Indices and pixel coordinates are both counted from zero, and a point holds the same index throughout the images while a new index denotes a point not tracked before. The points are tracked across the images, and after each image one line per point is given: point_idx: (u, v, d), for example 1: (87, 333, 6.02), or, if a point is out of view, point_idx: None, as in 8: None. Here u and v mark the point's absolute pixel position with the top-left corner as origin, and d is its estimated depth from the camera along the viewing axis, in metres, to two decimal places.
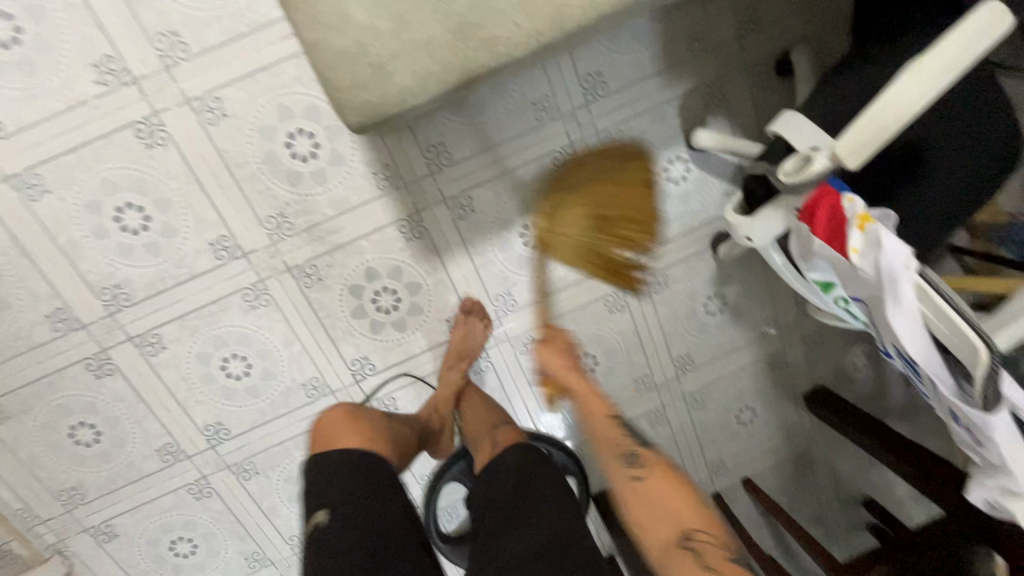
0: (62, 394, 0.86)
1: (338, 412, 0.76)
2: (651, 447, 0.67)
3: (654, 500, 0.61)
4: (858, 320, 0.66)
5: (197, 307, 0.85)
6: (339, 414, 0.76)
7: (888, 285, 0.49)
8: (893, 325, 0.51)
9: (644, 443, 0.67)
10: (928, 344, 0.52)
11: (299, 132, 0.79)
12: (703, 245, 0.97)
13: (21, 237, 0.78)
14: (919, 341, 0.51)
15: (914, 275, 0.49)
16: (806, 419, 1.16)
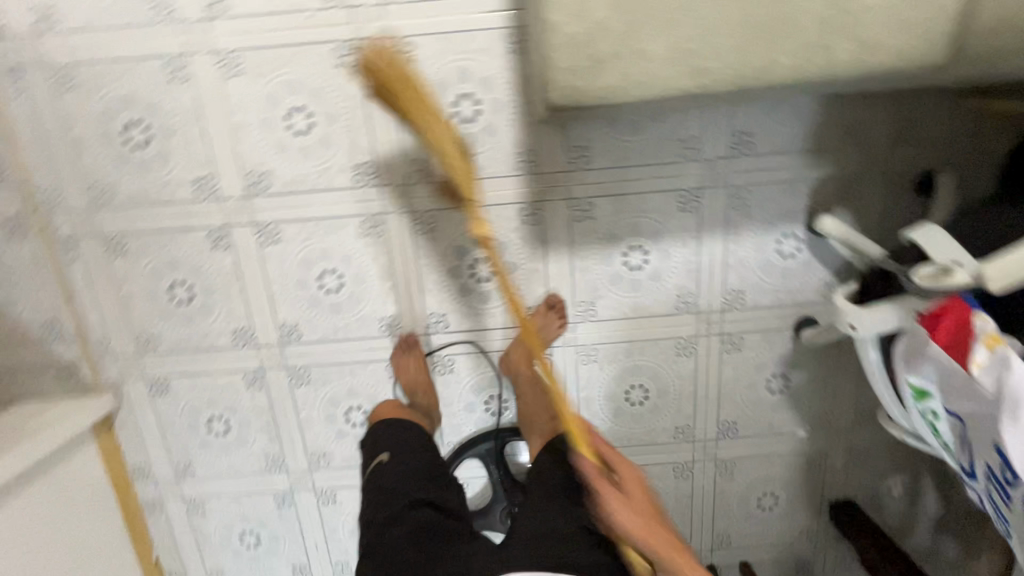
0: (177, 251, 0.94)
1: (388, 405, 0.99)
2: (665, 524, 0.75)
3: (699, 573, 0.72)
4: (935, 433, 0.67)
5: (321, 217, 0.92)
6: (389, 407, 0.98)
7: (1008, 402, 0.51)
8: (1003, 442, 0.52)
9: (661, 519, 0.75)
10: None
11: (467, 96, 0.86)
12: (787, 324, 0.98)
13: (204, 105, 0.86)
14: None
15: None
16: (824, 527, 1.14)
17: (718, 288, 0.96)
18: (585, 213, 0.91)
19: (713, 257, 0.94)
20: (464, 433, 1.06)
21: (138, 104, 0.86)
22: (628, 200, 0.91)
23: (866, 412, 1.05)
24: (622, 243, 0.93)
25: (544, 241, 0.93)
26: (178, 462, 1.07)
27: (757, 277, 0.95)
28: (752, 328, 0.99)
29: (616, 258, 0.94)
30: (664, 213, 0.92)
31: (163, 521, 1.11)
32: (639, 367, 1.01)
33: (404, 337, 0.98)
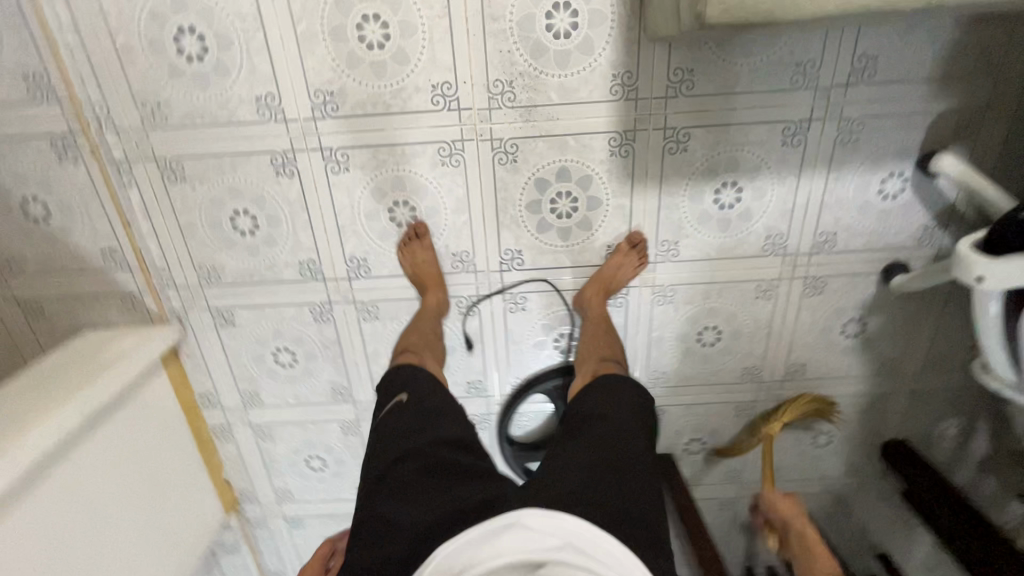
0: (239, 178, 0.87)
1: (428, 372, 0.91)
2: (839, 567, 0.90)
3: None
4: None
5: (394, 143, 0.85)
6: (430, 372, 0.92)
7: None
8: None
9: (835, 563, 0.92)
10: None
11: (563, 6, 0.76)
12: (876, 269, 0.95)
13: (264, 10, 0.76)
14: None
15: None
16: (872, 465, 1.18)
17: (809, 229, 0.91)
18: (680, 146, 0.85)
19: (810, 197, 0.89)
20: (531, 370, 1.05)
21: (190, 7, 0.76)
22: (728, 133, 0.84)
23: (937, 359, 1.03)
24: (716, 179, 0.87)
25: (632, 176, 0.87)
26: (246, 391, 1.08)
27: (854, 219, 0.90)
28: (838, 271, 0.95)
29: (707, 196, 0.89)
30: (766, 147, 0.85)
31: (233, 444, 1.14)
32: (715, 309, 0.98)
33: (411, 225, 0.91)
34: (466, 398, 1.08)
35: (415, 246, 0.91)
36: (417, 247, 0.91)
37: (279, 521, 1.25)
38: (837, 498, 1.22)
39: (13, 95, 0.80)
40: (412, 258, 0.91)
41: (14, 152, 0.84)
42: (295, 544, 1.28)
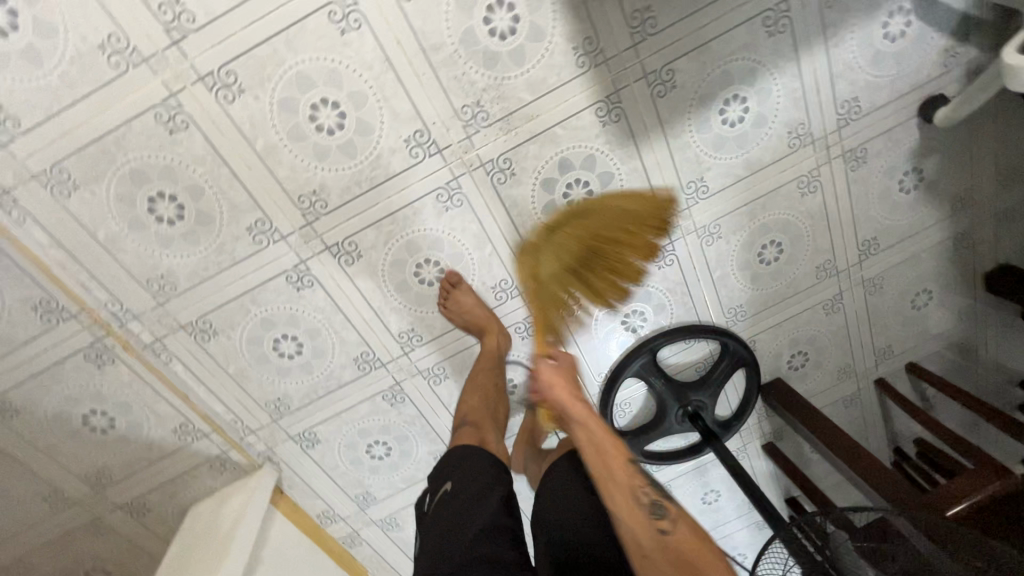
0: (266, 308, 0.86)
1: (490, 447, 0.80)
2: (664, 492, 0.59)
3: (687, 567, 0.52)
4: None
5: (393, 210, 0.82)
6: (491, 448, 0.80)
7: None
8: None
9: (656, 487, 0.60)
10: None
11: (496, 4, 0.72)
12: (912, 112, 0.88)
13: (218, 143, 0.74)
14: None
15: None
16: (981, 301, 1.11)
17: (827, 106, 0.86)
18: (668, 85, 0.80)
19: (817, 74, 0.83)
20: (613, 358, 1.03)
21: (151, 173, 0.75)
22: (710, 50, 0.78)
23: (1009, 173, 0.96)
24: (716, 100, 0.82)
25: (632, 134, 0.83)
26: (357, 495, 1.07)
27: (870, 75, 0.84)
28: (875, 132, 0.89)
29: (713, 119, 0.83)
30: (753, 47, 0.79)
31: (366, 546, 1.15)
32: (766, 224, 0.94)
33: (442, 279, 0.88)
34: None
35: (458, 294, 0.87)
36: (458, 295, 0.87)
37: None
38: (959, 348, 1.16)
39: (32, 328, 0.80)
40: (461, 304, 0.87)
41: (56, 378, 0.84)
42: None
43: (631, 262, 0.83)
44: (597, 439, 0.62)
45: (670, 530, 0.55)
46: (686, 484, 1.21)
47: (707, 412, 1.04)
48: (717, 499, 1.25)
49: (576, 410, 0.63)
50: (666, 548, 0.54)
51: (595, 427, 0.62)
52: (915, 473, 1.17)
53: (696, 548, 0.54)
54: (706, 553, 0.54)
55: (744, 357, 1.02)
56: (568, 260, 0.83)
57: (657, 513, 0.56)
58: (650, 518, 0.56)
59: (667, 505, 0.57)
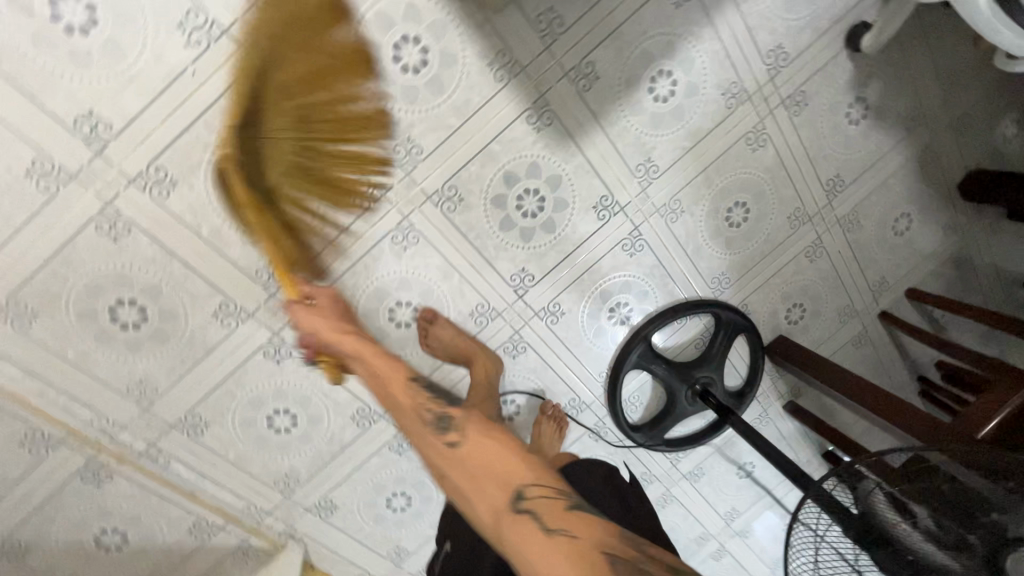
0: (251, 388, 0.85)
1: None
2: (449, 400, 0.58)
3: (466, 456, 0.51)
4: None
5: (351, 263, 0.82)
6: None
7: None
8: None
9: (439, 397, 0.58)
10: None
11: (401, 42, 0.72)
12: (839, 45, 0.88)
13: (164, 239, 0.74)
14: None
15: None
16: (962, 212, 1.09)
17: (754, 60, 0.85)
18: (591, 77, 0.80)
19: (735, 32, 0.83)
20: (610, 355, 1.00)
21: (104, 283, 0.75)
22: (623, 33, 0.78)
23: (952, 80, 0.96)
24: (642, 80, 0.82)
25: (568, 133, 0.82)
26: (390, 551, 1.05)
27: (787, 20, 0.84)
28: (808, 73, 0.88)
29: (645, 99, 0.83)
30: (665, 20, 0.79)
31: None
32: (726, 188, 0.93)
33: (418, 317, 0.87)
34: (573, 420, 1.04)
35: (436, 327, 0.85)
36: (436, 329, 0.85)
37: None
38: (956, 263, 1.14)
39: (24, 463, 0.80)
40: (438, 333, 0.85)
41: (60, 506, 0.83)
42: None
43: (338, 105, 0.62)
44: (379, 378, 0.59)
45: (459, 438, 0.52)
46: (716, 462, 1.17)
47: (717, 386, 1.01)
48: (753, 471, 1.21)
49: (344, 348, 0.63)
50: (459, 456, 0.51)
51: (375, 359, 0.61)
52: (942, 398, 1.14)
53: (483, 446, 0.51)
54: (498, 455, 0.51)
55: (741, 323, 0.99)
56: (282, 142, 0.62)
57: (439, 426, 0.54)
58: (434, 427, 0.54)
59: (452, 414, 0.55)
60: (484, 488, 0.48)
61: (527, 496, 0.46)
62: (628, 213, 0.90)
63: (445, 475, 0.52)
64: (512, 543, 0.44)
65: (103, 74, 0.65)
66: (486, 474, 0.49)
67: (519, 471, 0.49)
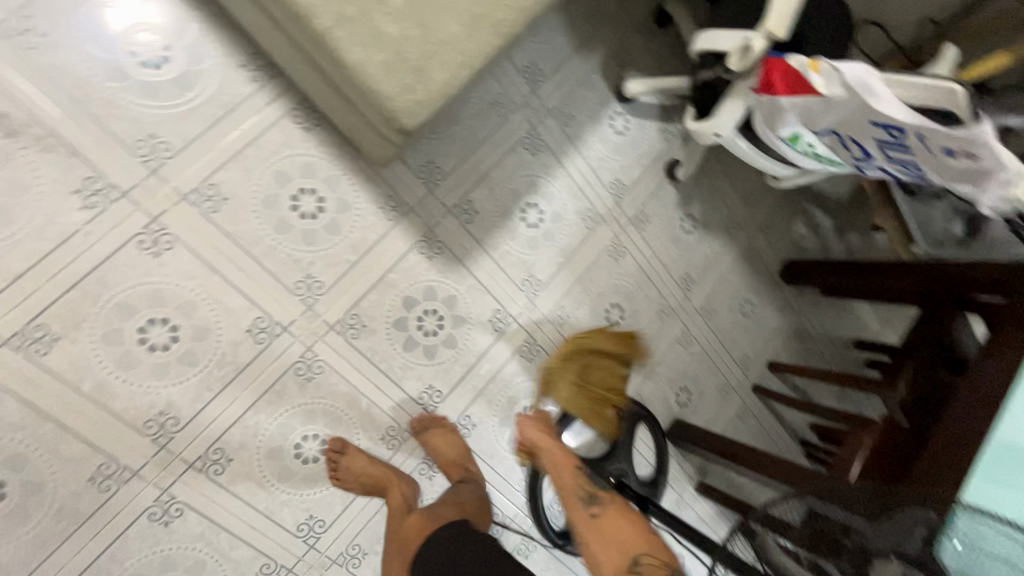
0: (128, 564, 0.74)
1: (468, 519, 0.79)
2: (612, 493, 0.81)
3: (604, 532, 0.75)
4: (830, 160, 0.80)
5: (250, 402, 0.80)
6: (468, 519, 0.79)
7: (862, 90, 0.60)
8: (882, 112, 0.60)
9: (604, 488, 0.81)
10: (908, 111, 0.60)
11: (299, 193, 0.82)
12: (662, 176, 1.13)
13: (38, 402, 0.70)
14: (903, 109, 0.60)
15: (876, 75, 0.61)
16: (789, 294, 1.34)
17: (601, 190, 1.07)
18: (471, 211, 0.94)
19: (581, 170, 1.04)
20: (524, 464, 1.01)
21: None
22: (493, 176, 0.96)
23: (749, 197, 1.25)
24: (515, 211, 0.98)
25: (458, 258, 0.94)
26: None
27: (618, 160, 1.08)
28: (644, 196, 1.11)
29: (520, 226, 0.99)
30: (525, 164, 0.98)
31: None
32: (601, 292, 1.08)
33: (326, 450, 0.85)
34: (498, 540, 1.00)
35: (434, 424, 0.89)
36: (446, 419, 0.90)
37: None
38: (798, 336, 1.35)
39: None
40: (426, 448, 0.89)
41: None
42: None
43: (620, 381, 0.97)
44: (557, 464, 0.83)
45: (600, 513, 0.77)
46: None
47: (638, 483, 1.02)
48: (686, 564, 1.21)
49: (551, 445, 0.85)
50: (598, 525, 0.76)
51: (557, 450, 0.85)
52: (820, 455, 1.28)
53: (615, 522, 0.76)
54: (627, 530, 0.75)
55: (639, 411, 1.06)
56: None
57: (590, 502, 0.78)
58: (586, 503, 0.78)
59: (600, 495, 0.79)
60: (601, 545, 0.74)
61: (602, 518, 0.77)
62: (520, 322, 1.00)
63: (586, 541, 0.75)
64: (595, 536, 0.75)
65: None
66: (609, 533, 0.75)
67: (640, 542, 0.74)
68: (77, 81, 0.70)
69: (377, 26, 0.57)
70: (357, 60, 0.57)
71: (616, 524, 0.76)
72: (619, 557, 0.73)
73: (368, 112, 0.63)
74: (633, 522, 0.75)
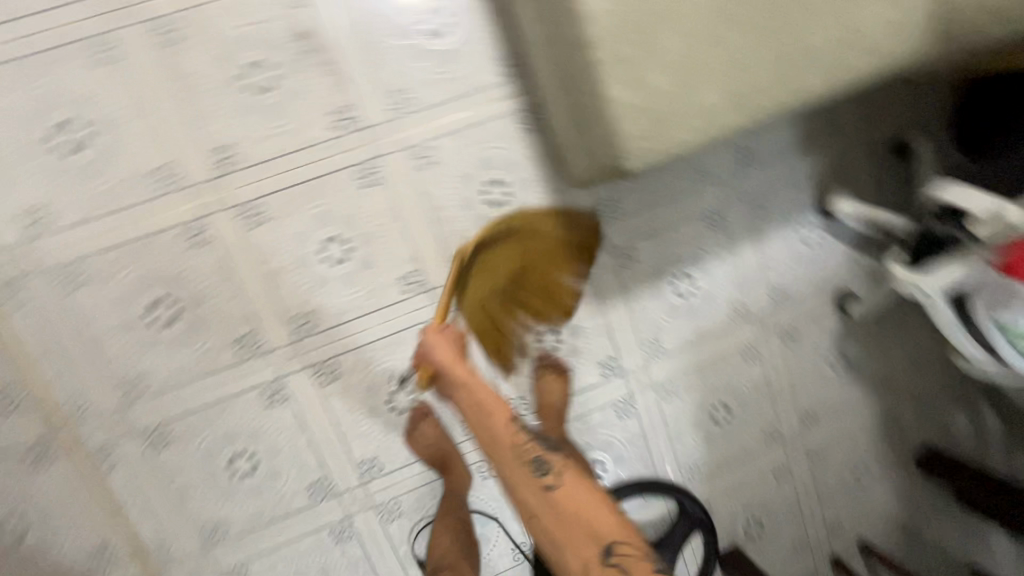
0: (229, 420, 0.86)
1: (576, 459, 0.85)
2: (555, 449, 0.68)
3: (561, 508, 0.62)
4: None
5: (374, 338, 0.88)
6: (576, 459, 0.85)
7: None
8: None
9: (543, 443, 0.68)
10: None
11: (492, 182, 0.89)
12: (830, 302, 1.06)
13: (231, 263, 0.82)
14: None
15: None
16: (916, 482, 1.18)
17: (761, 290, 1.02)
18: (630, 258, 0.95)
19: (749, 264, 1.01)
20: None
21: (159, 280, 0.81)
22: (665, 235, 0.96)
23: (916, 363, 1.12)
24: (669, 274, 0.98)
25: (599, 294, 0.96)
26: None
27: (791, 268, 1.03)
28: (802, 314, 1.05)
29: (668, 290, 0.98)
30: (698, 237, 0.98)
31: None
32: (715, 387, 1.04)
33: (414, 407, 0.91)
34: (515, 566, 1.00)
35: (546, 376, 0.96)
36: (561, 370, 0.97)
37: None
38: (905, 530, 1.19)
39: None
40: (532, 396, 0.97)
41: None
42: None
43: (561, 289, 0.94)
44: (487, 411, 0.72)
45: (556, 484, 0.63)
46: None
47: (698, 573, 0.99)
48: None
49: (484, 399, 0.73)
50: (549, 499, 0.63)
51: (480, 390, 0.74)
52: None
53: (568, 489, 0.63)
54: (580, 498, 0.62)
55: (703, 520, 0.99)
56: None
57: (538, 471, 0.65)
58: (534, 471, 0.65)
59: (547, 457, 0.66)
60: (554, 520, 0.61)
61: (552, 480, 0.64)
62: (626, 378, 1.00)
63: (535, 515, 0.64)
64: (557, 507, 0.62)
65: (258, 123, 0.80)
66: (571, 517, 0.61)
67: (600, 520, 0.60)
68: (371, 29, 0.81)
69: (643, 79, 0.61)
70: (614, 96, 0.61)
71: (571, 491, 0.63)
72: (569, 534, 0.60)
73: (599, 148, 0.67)
74: (593, 490, 0.63)
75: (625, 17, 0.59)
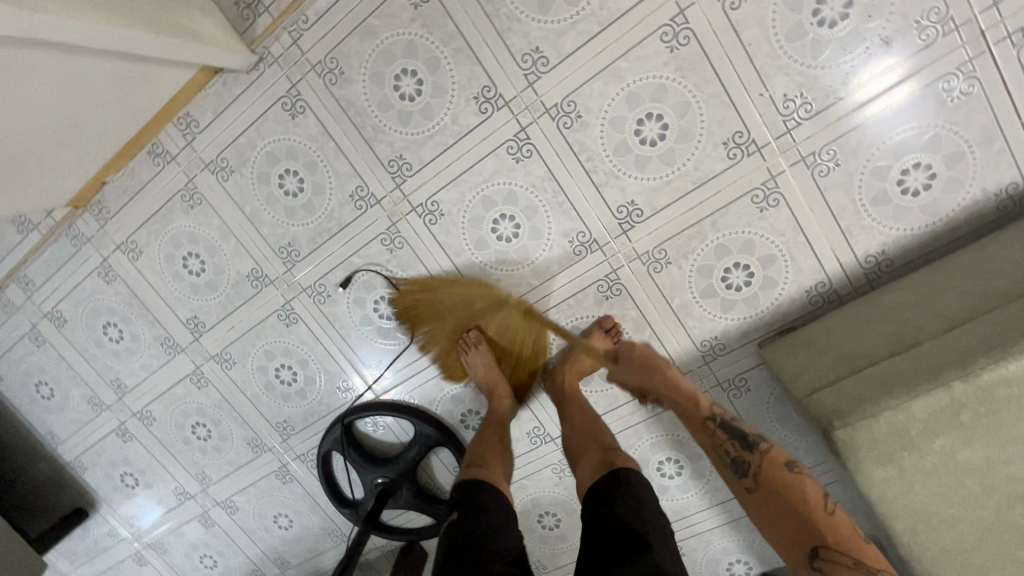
0: (451, 61, 0.82)
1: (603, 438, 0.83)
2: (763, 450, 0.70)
3: (774, 502, 0.66)
4: None
5: (564, 188, 0.86)
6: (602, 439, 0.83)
7: None
8: None
9: (749, 447, 0.71)
10: None
11: (746, 271, 0.86)
12: None
13: (617, 23, 0.77)
14: None
15: None
16: None
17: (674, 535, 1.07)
18: None
19: (698, 520, 1.04)
20: (415, 402, 1.06)
21: None
22: None
23: None
24: (677, 451, 0.99)
25: None
26: (223, 160, 0.94)
27: (699, 557, 1.08)
28: None
29: (661, 452, 1.00)
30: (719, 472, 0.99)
31: (153, 171, 0.97)
32: (573, 511, 1.09)
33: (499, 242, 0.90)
34: (362, 365, 1.04)
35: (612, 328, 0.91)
36: (613, 344, 0.91)
37: (93, 257, 1.04)
38: None
39: None
40: (573, 344, 0.94)
41: None
42: (77, 285, 1.07)
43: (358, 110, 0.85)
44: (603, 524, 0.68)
45: (754, 487, 0.68)
46: (295, 498, 1.17)
47: (418, 535, 1.09)
48: (280, 527, 1.21)
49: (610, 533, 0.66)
50: (751, 500, 0.68)
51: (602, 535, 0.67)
52: None
53: (788, 485, 0.66)
54: (791, 491, 0.66)
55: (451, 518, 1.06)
56: None
57: (741, 473, 0.70)
58: (738, 476, 0.70)
59: (750, 461, 0.70)
60: (783, 513, 0.65)
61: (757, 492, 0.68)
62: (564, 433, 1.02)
63: (767, 518, 0.66)
64: (771, 496, 0.66)
65: (777, 15, 0.74)
66: (793, 508, 0.64)
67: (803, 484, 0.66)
68: (898, 116, 0.76)
69: (930, 436, 0.60)
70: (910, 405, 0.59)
71: (785, 478, 0.67)
72: (781, 522, 0.64)
73: (834, 397, 0.65)
74: (802, 480, 0.67)
75: (995, 404, 0.58)
